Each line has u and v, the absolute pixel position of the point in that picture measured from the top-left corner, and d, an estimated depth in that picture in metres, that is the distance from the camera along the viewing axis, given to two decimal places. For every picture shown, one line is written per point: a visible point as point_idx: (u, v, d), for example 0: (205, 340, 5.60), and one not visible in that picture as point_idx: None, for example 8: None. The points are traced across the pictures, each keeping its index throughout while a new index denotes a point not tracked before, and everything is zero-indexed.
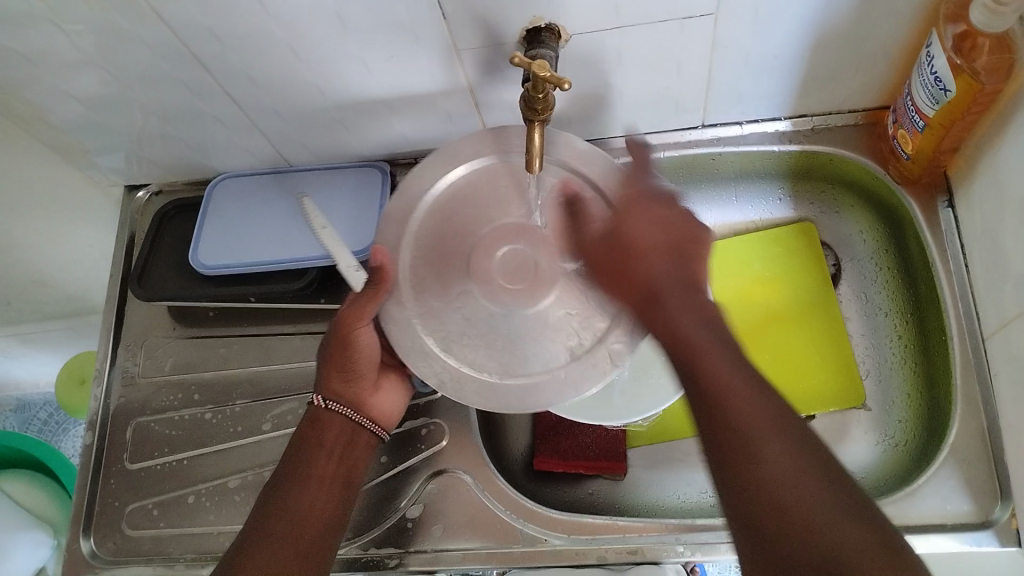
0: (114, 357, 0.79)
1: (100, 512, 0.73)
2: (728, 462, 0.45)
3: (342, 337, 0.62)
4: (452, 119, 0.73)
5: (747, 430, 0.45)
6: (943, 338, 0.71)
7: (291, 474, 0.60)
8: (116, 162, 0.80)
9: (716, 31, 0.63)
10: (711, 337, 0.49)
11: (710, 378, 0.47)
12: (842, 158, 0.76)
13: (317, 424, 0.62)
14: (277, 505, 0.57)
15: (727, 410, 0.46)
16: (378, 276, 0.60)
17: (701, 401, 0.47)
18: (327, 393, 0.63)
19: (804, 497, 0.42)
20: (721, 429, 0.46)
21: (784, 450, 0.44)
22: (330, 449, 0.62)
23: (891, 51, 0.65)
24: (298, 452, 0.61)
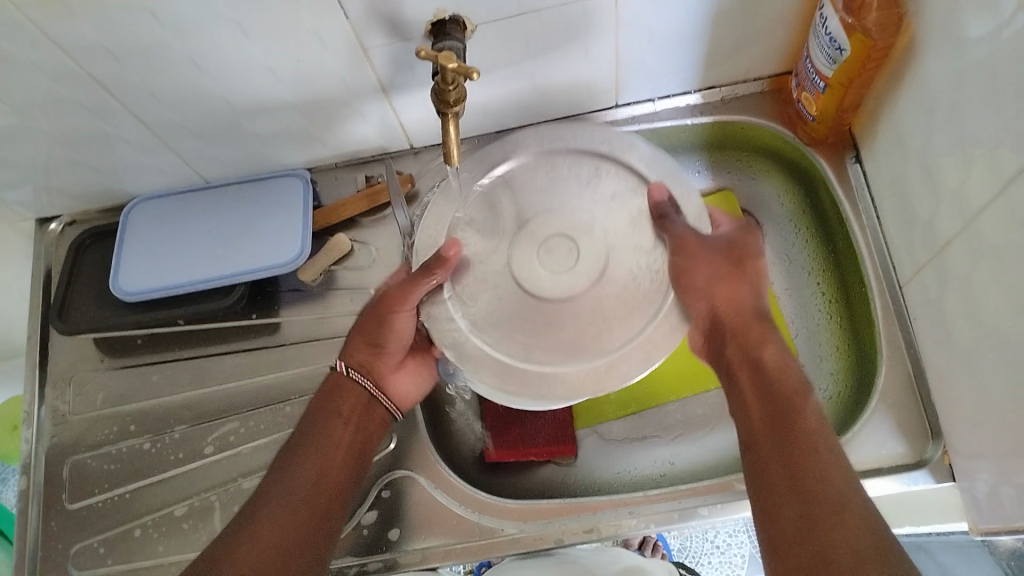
0: (42, 396, 0.77)
1: (44, 556, 0.71)
2: (782, 505, 0.48)
3: (383, 312, 0.62)
4: (367, 119, 0.72)
5: (822, 463, 0.49)
6: (863, 289, 0.73)
7: (312, 439, 0.59)
8: (24, 196, 0.77)
9: (619, 11, 0.64)
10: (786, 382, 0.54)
11: (802, 419, 0.51)
12: (752, 125, 0.78)
13: (337, 390, 0.62)
14: (296, 467, 0.57)
15: (801, 449, 0.50)
16: (433, 263, 0.60)
17: (774, 440, 0.51)
18: (350, 361, 0.63)
19: (834, 533, 0.45)
20: (777, 470, 0.50)
21: (826, 490, 0.47)
22: (345, 423, 0.61)
23: (787, 16, 0.67)
24: (313, 423, 0.60)
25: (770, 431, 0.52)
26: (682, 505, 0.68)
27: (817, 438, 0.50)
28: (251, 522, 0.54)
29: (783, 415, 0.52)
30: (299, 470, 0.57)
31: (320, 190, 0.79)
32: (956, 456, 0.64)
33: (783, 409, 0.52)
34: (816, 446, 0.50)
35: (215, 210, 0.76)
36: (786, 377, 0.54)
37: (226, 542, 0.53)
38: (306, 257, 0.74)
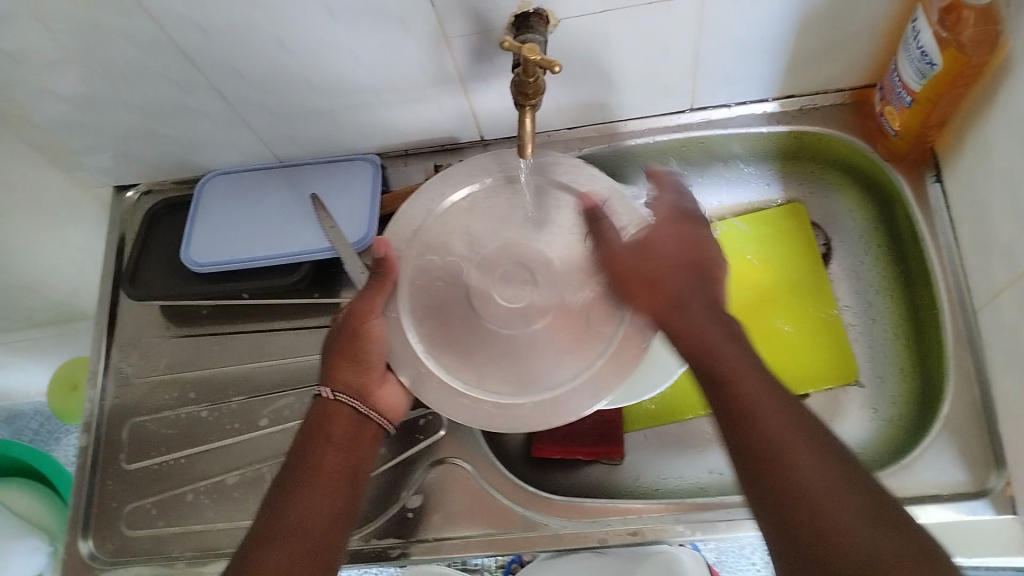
0: (107, 358, 0.79)
1: (99, 513, 0.73)
2: (742, 458, 0.47)
3: (353, 326, 0.60)
4: (440, 107, 0.73)
5: (771, 405, 0.47)
6: (934, 312, 0.71)
7: (298, 474, 0.55)
8: (103, 162, 0.80)
9: (703, 13, 0.63)
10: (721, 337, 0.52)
11: (738, 371, 0.49)
12: (829, 137, 0.77)
13: (323, 416, 0.58)
14: (284, 507, 0.52)
15: (746, 394, 0.48)
16: (382, 267, 0.61)
17: (722, 393, 0.49)
18: (336, 384, 0.59)
19: (797, 472, 0.44)
20: (759, 455, 0.45)
21: (782, 429, 0.46)
22: (338, 446, 0.57)
23: (875, 27, 0.66)
24: (305, 447, 0.56)
25: (717, 386, 0.50)
26: (731, 516, 0.67)
27: (751, 384, 0.49)
28: (241, 574, 0.49)
29: (717, 374, 0.50)
30: (293, 506, 0.53)
31: (388, 174, 0.80)
32: (1022, 489, 0.62)
33: (717, 366, 0.50)
34: (780, 421, 0.46)
35: (286, 189, 0.77)
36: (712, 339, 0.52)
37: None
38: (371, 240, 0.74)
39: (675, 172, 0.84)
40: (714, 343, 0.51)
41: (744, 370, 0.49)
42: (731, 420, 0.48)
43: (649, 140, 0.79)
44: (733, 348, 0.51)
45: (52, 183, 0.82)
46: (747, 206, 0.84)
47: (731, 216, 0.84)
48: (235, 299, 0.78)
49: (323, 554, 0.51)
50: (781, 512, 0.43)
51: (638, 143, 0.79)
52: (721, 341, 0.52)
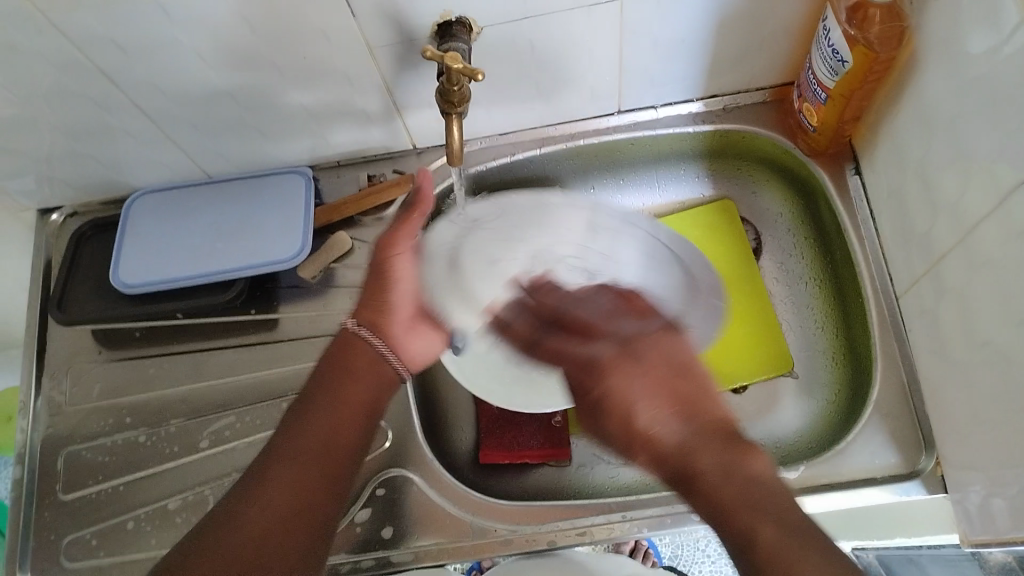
0: (38, 386, 0.77)
1: (36, 547, 0.71)
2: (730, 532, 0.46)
3: (383, 254, 0.62)
4: (369, 118, 0.73)
5: (755, 488, 0.46)
6: (859, 299, 0.74)
7: (323, 394, 0.58)
8: (25, 185, 0.78)
9: (623, 17, 0.64)
10: (686, 428, 0.50)
11: (703, 454, 0.48)
12: (752, 134, 0.79)
13: (345, 348, 0.61)
14: (301, 422, 0.56)
15: (725, 486, 0.46)
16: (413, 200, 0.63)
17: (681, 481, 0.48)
18: (360, 319, 0.62)
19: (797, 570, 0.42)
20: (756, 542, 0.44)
21: (759, 511, 0.45)
22: (357, 378, 0.60)
23: (789, 27, 0.68)
24: (327, 377, 0.59)
25: (682, 474, 0.49)
26: (677, 512, 0.69)
27: (736, 470, 0.47)
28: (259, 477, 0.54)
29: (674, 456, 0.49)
30: (307, 419, 0.56)
31: (321, 186, 0.80)
32: (949, 467, 0.64)
33: (673, 443, 0.49)
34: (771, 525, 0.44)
35: (217, 205, 0.76)
36: (679, 430, 0.50)
37: (233, 502, 0.53)
38: (306, 254, 0.74)
39: (608, 174, 0.85)
40: (678, 424, 0.50)
41: (710, 446, 0.48)
42: (703, 507, 0.47)
43: (581, 143, 0.80)
44: (711, 433, 0.49)
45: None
46: (680, 205, 0.87)
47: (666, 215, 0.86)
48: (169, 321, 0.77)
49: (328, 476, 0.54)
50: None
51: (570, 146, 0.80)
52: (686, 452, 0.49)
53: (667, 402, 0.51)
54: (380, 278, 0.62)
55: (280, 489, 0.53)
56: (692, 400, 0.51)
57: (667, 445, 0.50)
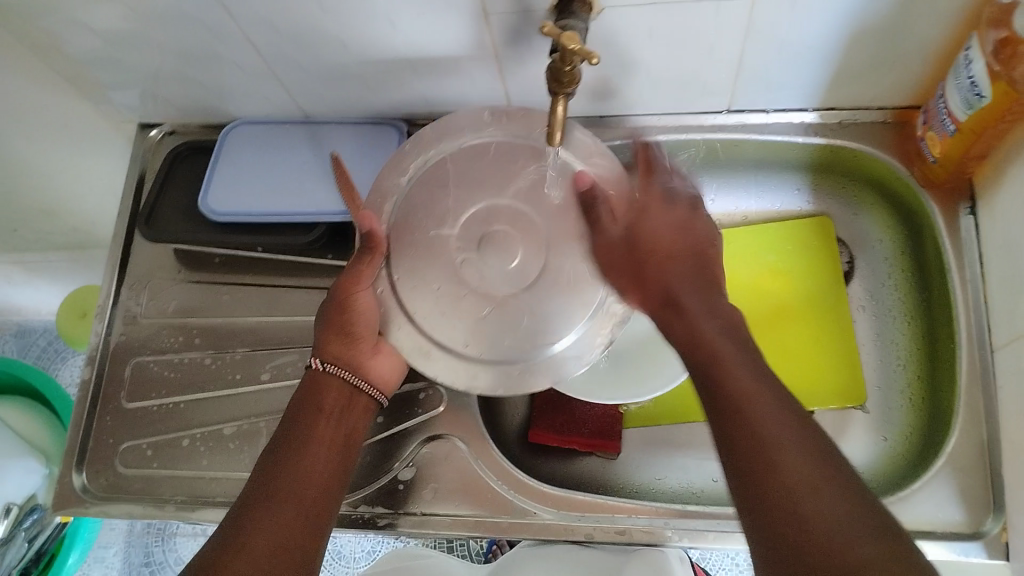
0: (117, 294, 0.79)
1: (95, 448, 0.73)
2: (726, 427, 0.47)
3: (343, 299, 0.59)
4: (473, 82, 0.72)
5: (793, 446, 0.44)
6: (950, 344, 0.70)
7: (294, 436, 0.57)
8: (131, 99, 0.79)
9: (752, 16, 0.61)
10: (734, 360, 0.48)
11: (748, 399, 0.47)
12: (865, 154, 0.75)
13: (314, 389, 0.59)
14: (284, 461, 0.55)
15: (769, 443, 0.45)
16: (370, 244, 0.58)
17: (724, 419, 0.47)
18: (325, 355, 0.60)
19: (795, 471, 0.43)
20: (758, 435, 0.45)
21: (773, 412, 0.46)
22: (330, 417, 0.59)
23: (928, 49, 0.64)
24: (297, 418, 0.58)
25: (721, 411, 0.47)
26: (720, 528, 0.67)
27: (776, 420, 0.46)
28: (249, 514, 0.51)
29: (721, 394, 0.47)
30: (289, 461, 0.55)
31: None
32: (1016, 536, 0.61)
33: (721, 380, 0.48)
34: (771, 418, 0.46)
35: (311, 147, 0.77)
36: (730, 358, 0.49)
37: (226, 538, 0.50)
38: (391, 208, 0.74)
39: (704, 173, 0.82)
40: (726, 358, 0.49)
41: (749, 385, 0.47)
42: (737, 456, 0.45)
43: (682, 137, 0.77)
44: (757, 382, 0.47)
45: (79, 113, 0.81)
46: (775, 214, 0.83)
47: (764, 223, 0.83)
48: (249, 252, 0.78)
49: (317, 515, 0.53)
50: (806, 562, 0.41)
51: (671, 139, 0.77)
52: (705, 324, 0.51)
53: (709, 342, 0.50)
54: (335, 323, 0.59)
55: (271, 530, 0.51)
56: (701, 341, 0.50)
57: (716, 379, 0.48)
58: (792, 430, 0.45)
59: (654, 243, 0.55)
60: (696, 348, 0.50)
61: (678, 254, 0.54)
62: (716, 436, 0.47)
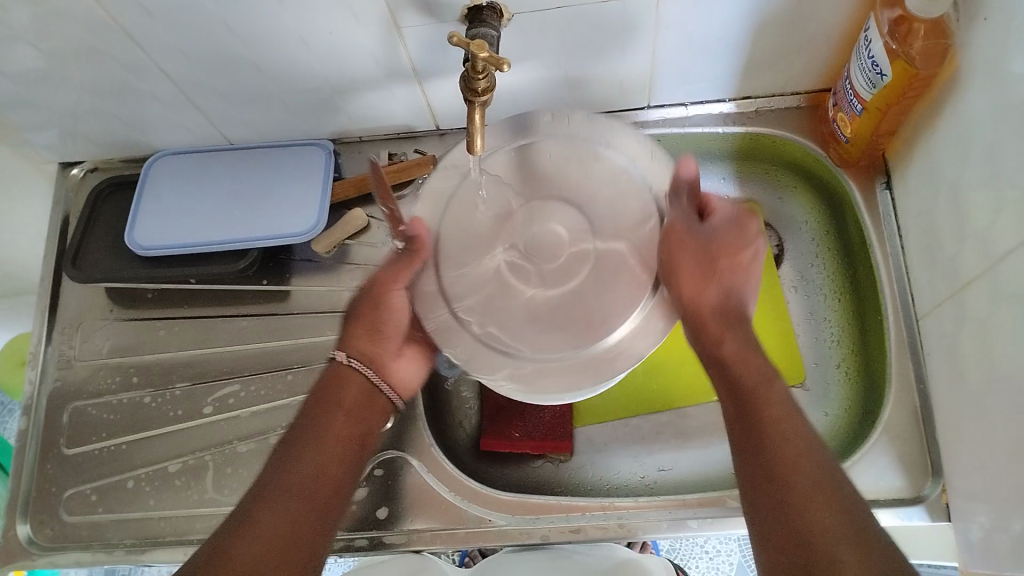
0: (49, 339, 0.77)
1: (38, 498, 0.72)
2: (743, 443, 0.50)
3: (372, 296, 0.61)
4: (394, 97, 0.72)
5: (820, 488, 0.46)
6: (878, 315, 0.72)
7: (309, 433, 0.56)
8: (48, 139, 0.78)
9: (660, 13, 0.63)
10: (772, 404, 0.50)
11: (783, 438, 0.49)
12: (784, 139, 0.77)
13: (336, 381, 0.59)
14: (301, 452, 0.54)
15: (796, 480, 0.46)
16: (413, 247, 0.61)
17: (756, 451, 0.49)
18: (350, 349, 0.61)
19: (799, 480, 0.46)
20: (767, 452, 0.48)
21: (786, 431, 0.49)
22: (347, 413, 0.58)
23: (831, 33, 0.66)
24: (313, 413, 0.57)
25: (755, 443, 0.49)
26: (672, 517, 0.68)
27: (808, 461, 0.47)
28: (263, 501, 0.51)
29: (757, 427, 0.50)
30: (309, 451, 0.54)
31: (341, 162, 0.79)
32: (955, 496, 0.63)
33: (762, 411, 0.50)
34: (787, 434, 0.49)
35: (235, 174, 0.76)
36: (773, 398, 0.51)
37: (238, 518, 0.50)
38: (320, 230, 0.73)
39: None
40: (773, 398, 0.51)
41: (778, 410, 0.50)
42: (768, 486, 0.47)
43: None
44: (799, 426, 0.49)
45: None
46: None
47: None
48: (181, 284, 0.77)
49: (325, 512, 0.53)
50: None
51: None
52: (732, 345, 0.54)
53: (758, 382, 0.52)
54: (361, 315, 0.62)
55: (282, 522, 0.50)
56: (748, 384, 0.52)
57: (757, 414, 0.50)
58: (804, 448, 0.48)
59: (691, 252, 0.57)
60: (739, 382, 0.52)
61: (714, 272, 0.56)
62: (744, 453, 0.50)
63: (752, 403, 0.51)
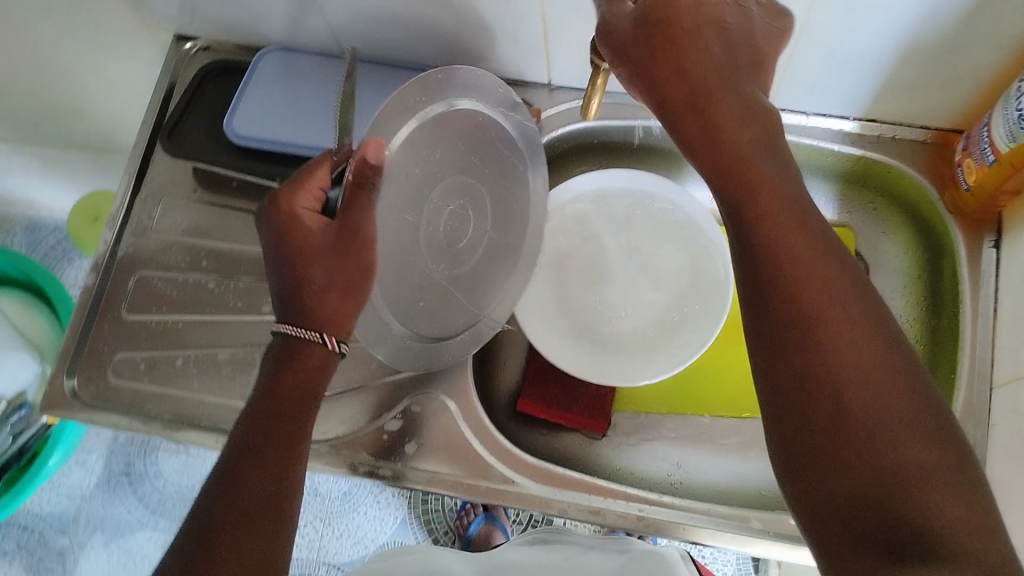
0: (131, 205, 0.79)
1: (90, 354, 0.73)
2: (756, 294, 0.44)
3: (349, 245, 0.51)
4: (514, 39, 0.70)
5: (841, 299, 0.42)
6: (952, 375, 0.70)
7: (262, 424, 0.52)
8: (171, 10, 0.78)
9: (809, 15, 0.60)
10: (750, 154, 0.47)
11: (774, 237, 0.44)
12: (899, 172, 0.74)
13: (297, 356, 0.53)
14: (246, 476, 0.49)
15: (810, 292, 0.42)
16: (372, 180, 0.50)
17: (758, 256, 0.44)
18: (340, 334, 0.53)
19: (834, 352, 0.41)
20: (779, 301, 0.43)
21: (794, 235, 0.44)
22: (309, 394, 0.54)
23: (983, 74, 0.62)
24: (270, 396, 0.53)
25: (748, 242, 0.45)
26: (693, 521, 0.67)
27: (815, 267, 0.43)
28: (209, 544, 0.47)
29: (759, 237, 0.45)
30: (258, 479, 0.49)
31: None
32: None
33: (749, 198, 0.46)
34: (800, 257, 0.44)
35: (339, 85, 0.76)
36: (745, 150, 0.47)
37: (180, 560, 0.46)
38: None
39: None
40: (747, 154, 0.47)
41: (784, 220, 0.45)
42: (776, 306, 0.43)
43: None
44: (780, 189, 0.46)
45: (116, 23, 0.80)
46: None
47: None
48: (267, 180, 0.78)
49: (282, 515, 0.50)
50: (825, 423, 0.40)
51: None
52: (717, 98, 0.47)
53: (740, 167, 0.46)
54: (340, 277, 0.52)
55: (238, 550, 0.47)
56: (705, 85, 0.47)
57: (750, 210, 0.45)
58: (823, 282, 0.43)
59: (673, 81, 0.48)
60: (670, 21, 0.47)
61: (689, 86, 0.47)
62: (757, 277, 0.44)
63: (741, 190, 0.46)
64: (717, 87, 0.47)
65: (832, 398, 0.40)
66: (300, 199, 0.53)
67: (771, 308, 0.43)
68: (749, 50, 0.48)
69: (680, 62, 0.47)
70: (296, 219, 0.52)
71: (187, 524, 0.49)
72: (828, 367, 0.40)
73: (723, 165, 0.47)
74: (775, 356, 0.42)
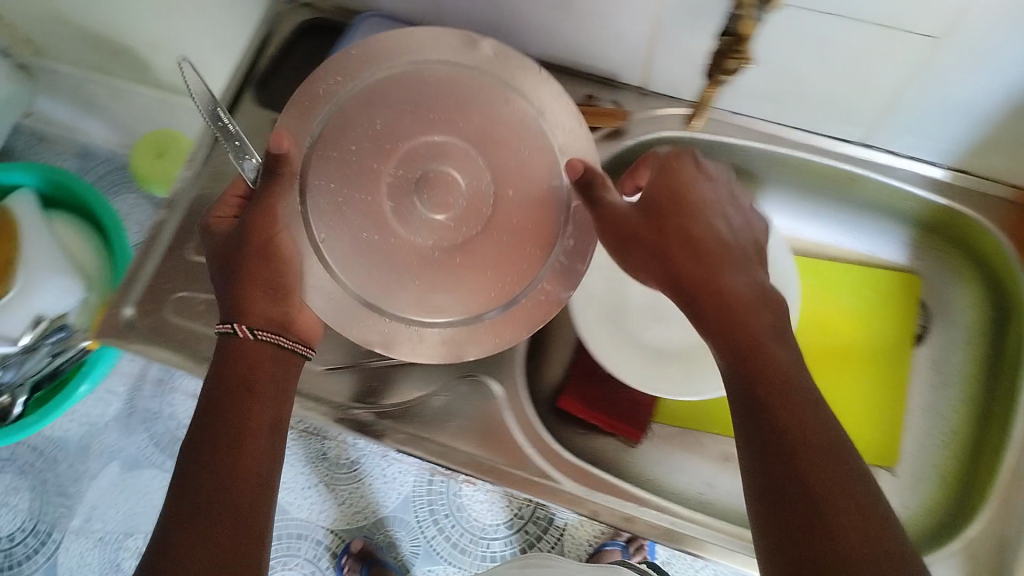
0: (212, 146, 0.77)
1: (150, 288, 0.71)
2: (755, 452, 0.48)
3: (262, 247, 0.56)
4: (620, 40, 0.70)
5: (837, 466, 0.46)
6: (1002, 436, 0.71)
7: (211, 422, 0.52)
8: None
9: (927, 57, 0.59)
10: (755, 323, 0.51)
11: (777, 398, 0.48)
12: (979, 226, 0.74)
13: (236, 357, 0.54)
14: (200, 478, 0.50)
15: (806, 459, 0.46)
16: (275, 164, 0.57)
17: (762, 417, 0.48)
18: (253, 321, 0.55)
19: (826, 507, 0.45)
20: (778, 463, 0.47)
21: (795, 400, 0.48)
22: (262, 397, 0.54)
23: None
24: (217, 399, 0.53)
25: (746, 411, 0.49)
26: (725, 541, 0.67)
27: (816, 426, 0.48)
28: (183, 527, 0.49)
29: (760, 397, 0.49)
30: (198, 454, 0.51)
31: None
32: None
33: (757, 367, 0.50)
34: (800, 416, 0.48)
35: None
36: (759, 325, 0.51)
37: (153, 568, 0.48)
38: None
39: (814, 196, 0.81)
40: (758, 333, 0.51)
41: (786, 380, 0.49)
42: (774, 462, 0.47)
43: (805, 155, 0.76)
44: (788, 364, 0.50)
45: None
46: (868, 258, 0.83)
47: (852, 264, 0.82)
48: None
49: (257, 522, 0.50)
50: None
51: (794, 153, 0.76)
52: (721, 279, 0.54)
53: (745, 337, 0.51)
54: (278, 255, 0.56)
55: (205, 546, 0.48)
56: (712, 280, 0.54)
57: (755, 365, 0.50)
58: (820, 444, 0.47)
59: (676, 255, 0.55)
60: (663, 239, 0.56)
61: (691, 270, 0.54)
62: (765, 438, 0.48)
63: (745, 357, 0.50)
64: (704, 276, 0.54)
65: (825, 551, 0.44)
66: (218, 211, 0.60)
67: (774, 463, 0.47)
68: (750, 249, 0.57)
69: (687, 247, 0.55)
70: (212, 226, 0.60)
71: (148, 546, 0.50)
72: (826, 523, 0.44)
73: (731, 338, 0.51)
74: (776, 512, 0.46)
